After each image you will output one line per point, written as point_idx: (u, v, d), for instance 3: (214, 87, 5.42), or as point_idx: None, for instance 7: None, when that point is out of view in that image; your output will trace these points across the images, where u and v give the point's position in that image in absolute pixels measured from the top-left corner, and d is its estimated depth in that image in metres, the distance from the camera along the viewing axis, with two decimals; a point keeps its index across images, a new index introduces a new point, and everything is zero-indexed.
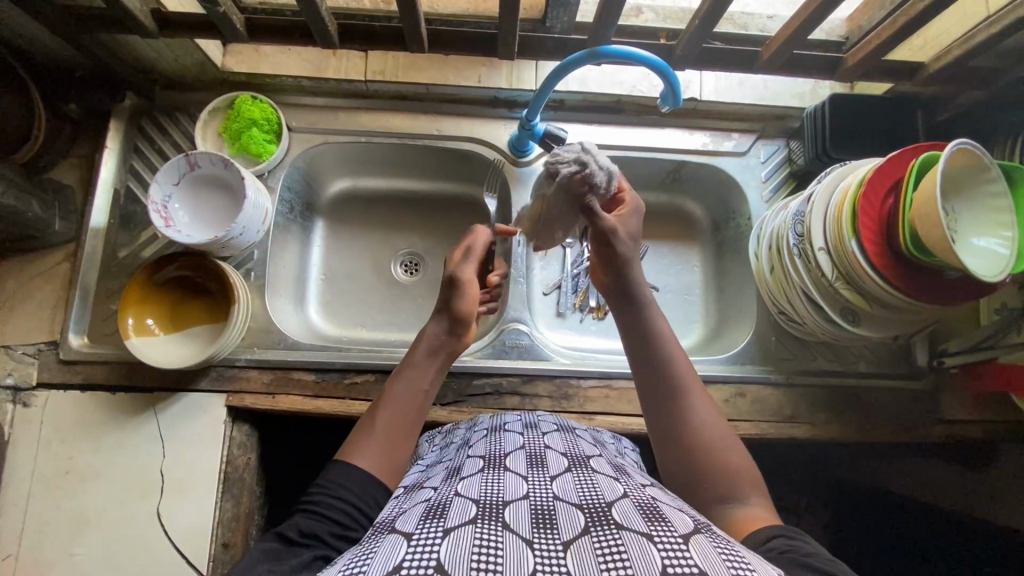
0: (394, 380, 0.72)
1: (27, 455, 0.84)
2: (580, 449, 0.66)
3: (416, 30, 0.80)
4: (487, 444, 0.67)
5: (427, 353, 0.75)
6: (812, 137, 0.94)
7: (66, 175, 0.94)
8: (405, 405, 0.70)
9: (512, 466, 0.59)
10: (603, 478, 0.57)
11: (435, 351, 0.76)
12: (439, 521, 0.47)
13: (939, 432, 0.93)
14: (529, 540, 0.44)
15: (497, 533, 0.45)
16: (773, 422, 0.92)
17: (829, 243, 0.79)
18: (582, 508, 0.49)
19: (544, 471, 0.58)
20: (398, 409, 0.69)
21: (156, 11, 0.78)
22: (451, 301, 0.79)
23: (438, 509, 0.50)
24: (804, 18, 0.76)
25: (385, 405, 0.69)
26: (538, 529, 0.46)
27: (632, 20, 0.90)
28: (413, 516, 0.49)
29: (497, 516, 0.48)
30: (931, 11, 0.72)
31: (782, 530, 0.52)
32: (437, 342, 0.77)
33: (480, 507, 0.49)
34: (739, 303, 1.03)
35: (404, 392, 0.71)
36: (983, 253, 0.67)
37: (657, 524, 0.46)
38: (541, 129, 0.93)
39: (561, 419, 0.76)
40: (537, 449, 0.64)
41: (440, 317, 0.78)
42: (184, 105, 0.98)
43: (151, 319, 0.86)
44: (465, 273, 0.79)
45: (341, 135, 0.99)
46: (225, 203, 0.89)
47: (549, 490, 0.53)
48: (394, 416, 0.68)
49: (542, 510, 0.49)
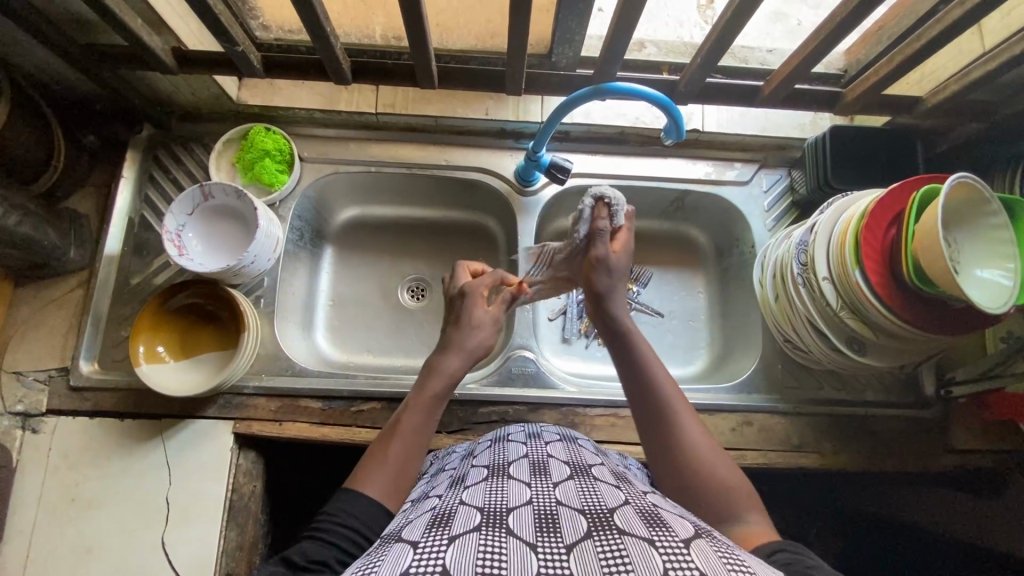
0: (408, 411, 0.70)
1: (34, 482, 0.84)
2: (582, 457, 0.66)
3: (426, 67, 0.82)
4: (490, 455, 0.67)
5: (443, 386, 0.73)
6: (814, 167, 0.95)
7: (82, 204, 0.96)
8: (415, 439, 0.68)
9: (514, 474, 0.59)
10: (605, 485, 0.57)
11: (451, 381, 0.73)
12: (444, 529, 0.47)
13: (948, 461, 0.92)
14: (532, 544, 0.45)
15: (500, 538, 0.45)
16: (781, 451, 0.91)
17: (832, 272, 0.80)
18: (584, 513, 0.49)
19: (547, 478, 0.58)
20: (409, 443, 0.67)
21: (175, 49, 0.81)
22: (475, 344, 0.76)
23: (443, 518, 0.50)
24: (804, 56, 0.78)
25: (396, 439, 0.67)
26: (540, 533, 0.46)
27: (634, 55, 0.93)
28: (419, 526, 0.50)
29: (500, 522, 0.48)
30: (926, 50, 0.74)
31: (783, 543, 0.51)
32: (454, 375, 0.74)
33: (483, 514, 0.50)
34: (745, 330, 1.03)
35: (418, 425, 0.69)
36: (987, 285, 0.68)
37: (659, 530, 0.46)
38: (546, 160, 0.95)
39: (564, 432, 0.76)
40: (539, 457, 0.64)
41: (463, 354, 0.75)
42: (198, 136, 1.00)
43: (162, 346, 0.86)
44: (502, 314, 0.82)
45: (351, 165, 1.01)
46: (238, 232, 0.91)
47: (552, 496, 0.54)
48: (407, 449, 0.67)
49: (545, 514, 0.50)
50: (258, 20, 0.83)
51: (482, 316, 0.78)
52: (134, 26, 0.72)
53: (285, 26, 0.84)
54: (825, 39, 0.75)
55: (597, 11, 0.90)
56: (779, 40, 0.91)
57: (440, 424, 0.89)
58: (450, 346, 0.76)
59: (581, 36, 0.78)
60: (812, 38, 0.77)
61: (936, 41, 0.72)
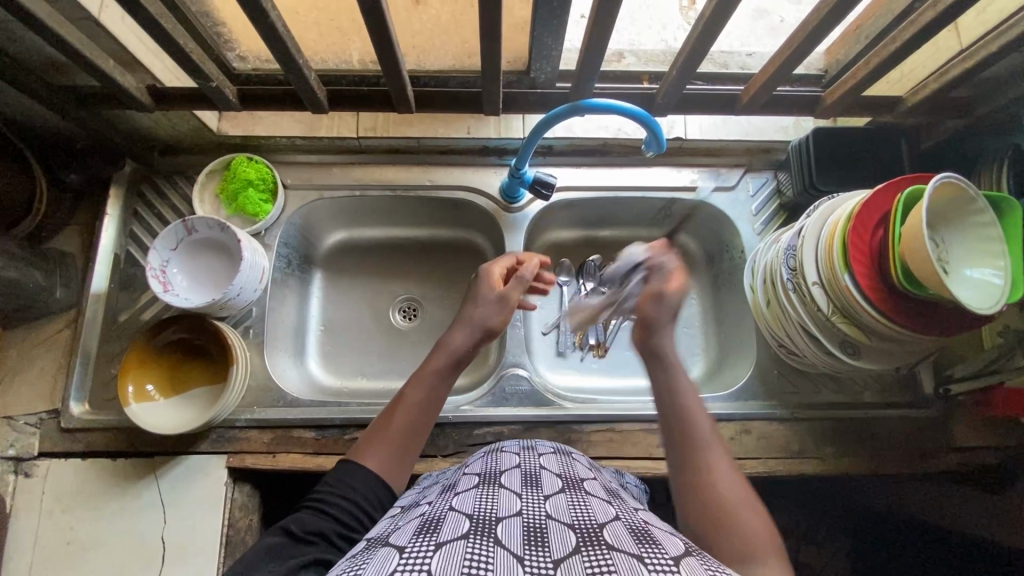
0: (414, 382, 0.69)
1: (29, 526, 0.83)
2: (575, 470, 0.65)
3: (403, 93, 0.82)
4: (483, 463, 0.67)
5: (450, 364, 0.71)
6: (799, 170, 0.95)
7: (68, 243, 0.96)
8: (422, 410, 0.68)
9: (506, 484, 0.59)
10: (597, 499, 0.57)
11: (457, 362, 0.72)
12: (432, 535, 0.47)
13: (952, 460, 0.91)
14: (520, 557, 0.44)
15: (488, 549, 0.45)
16: (782, 458, 0.90)
17: (822, 277, 0.79)
18: (574, 528, 0.49)
19: (538, 489, 0.57)
20: (416, 415, 0.67)
21: (150, 87, 0.80)
22: (480, 316, 0.74)
23: (431, 524, 0.49)
24: (781, 63, 0.77)
25: (402, 407, 0.67)
26: (528, 545, 0.46)
27: (612, 66, 0.93)
28: (407, 531, 0.49)
29: (489, 532, 0.48)
30: (904, 52, 0.74)
31: None
32: (462, 353, 0.72)
33: (472, 522, 0.49)
34: (739, 335, 1.02)
35: (422, 398, 0.68)
36: (977, 283, 0.67)
37: (648, 548, 0.46)
38: (530, 176, 0.94)
39: (558, 443, 0.75)
40: (532, 469, 0.63)
41: (470, 328, 0.74)
42: (181, 168, 1.00)
43: (151, 384, 0.85)
44: (512, 292, 0.77)
45: (335, 190, 1.01)
46: (224, 265, 0.90)
47: (541, 508, 0.53)
48: (413, 419, 0.67)
49: (535, 527, 0.49)
50: (235, 52, 0.82)
51: (489, 293, 0.76)
52: (107, 67, 0.72)
53: (260, 55, 0.83)
54: (800, 45, 0.74)
55: (578, 19, 0.87)
56: (761, 37, 0.90)
57: (435, 448, 0.88)
58: (459, 321, 0.75)
59: (558, 51, 0.78)
60: (788, 45, 0.76)
61: (913, 43, 0.72)
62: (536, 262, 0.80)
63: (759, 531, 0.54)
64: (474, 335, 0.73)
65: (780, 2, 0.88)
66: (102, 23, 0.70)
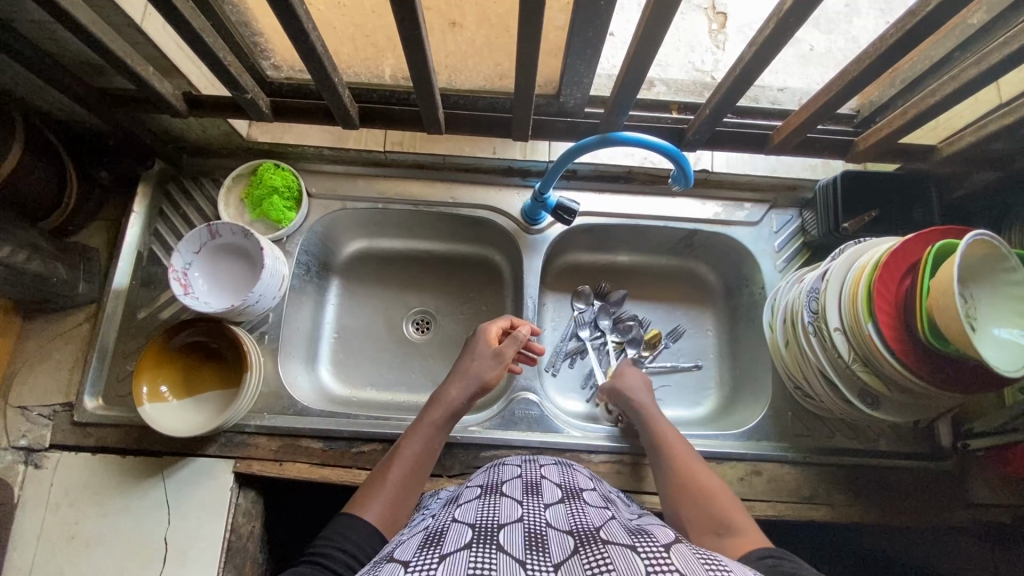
0: (410, 436, 0.74)
1: (35, 518, 0.84)
2: (575, 481, 0.66)
3: (434, 113, 0.83)
4: (484, 475, 0.67)
5: (445, 416, 0.76)
6: (824, 211, 0.94)
7: (93, 238, 0.97)
8: (418, 464, 0.71)
9: (507, 493, 0.59)
10: (594, 507, 0.57)
11: (452, 416, 0.77)
12: (436, 548, 0.47)
13: (965, 516, 0.89)
14: (522, 560, 0.44)
15: (490, 554, 0.44)
16: (790, 502, 0.89)
17: (845, 323, 0.77)
18: (574, 534, 0.49)
19: (538, 498, 0.57)
20: (411, 468, 0.70)
21: (186, 93, 0.82)
22: (476, 371, 0.80)
23: (435, 537, 0.49)
24: (817, 108, 0.77)
25: (399, 460, 0.71)
26: (530, 549, 0.46)
27: (643, 94, 0.93)
28: (411, 545, 0.49)
29: (491, 538, 0.47)
30: (942, 105, 0.73)
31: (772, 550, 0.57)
32: (456, 406, 0.77)
33: (475, 530, 0.49)
34: (754, 371, 1.01)
35: (418, 451, 0.72)
36: (1011, 345, 0.66)
37: (641, 539, 0.47)
38: (553, 201, 0.94)
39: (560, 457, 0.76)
40: (532, 478, 0.63)
41: (465, 383, 0.79)
42: (208, 170, 1.01)
43: (165, 385, 0.86)
44: (506, 349, 0.81)
45: (358, 201, 1.01)
46: (244, 270, 0.91)
47: (542, 516, 0.53)
48: (409, 472, 0.70)
49: (536, 533, 0.49)
50: (269, 60, 0.82)
51: (485, 350, 0.82)
52: (144, 74, 0.73)
53: (295, 66, 0.83)
54: (836, 93, 0.73)
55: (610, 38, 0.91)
56: (790, 65, 0.93)
57: (441, 468, 0.88)
58: (454, 377, 0.80)
59: (591, 79, 0.78)
60: (824, 91, 0.76)
61: (951, 98, 0.71)
62: (531, 326, 0.85)
63: (744, 537, 0.62)
64: (465, 390, 0.78)
65: (811, 30, 0.92)
66: (143, 30, 0.70)
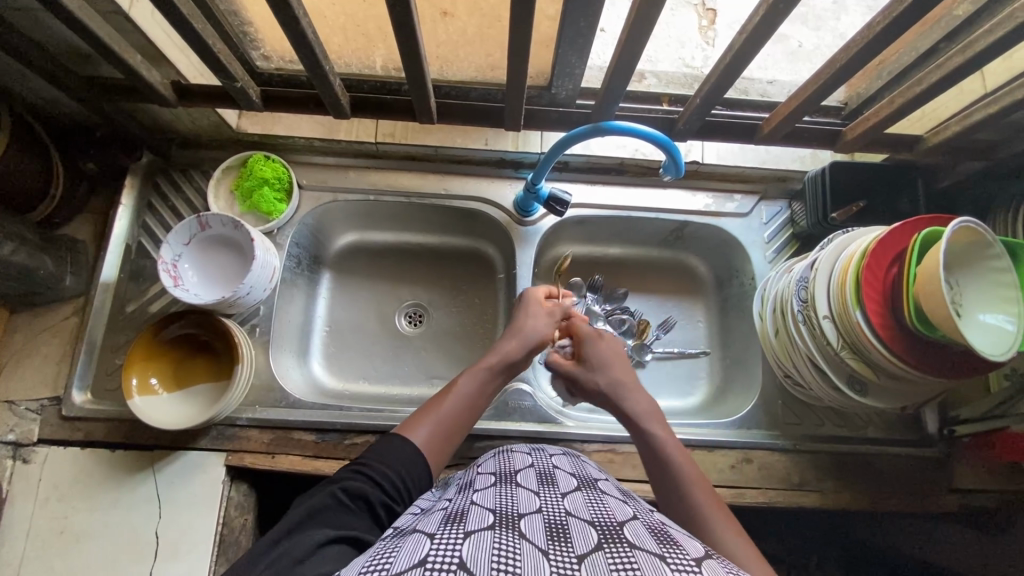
0: (467, 376, 0.75)
1: (24, 513, 0.83)
2: (588, 470, 0.66)
3: (425, 103, 0.83)
4: (496, 462, 0.67)
5: (502, 367, 0.77)
6: (813, 202, 0.95)
7: (80, 230, 0.96)
8: (470, 406, 0.72)
9: (523, 482, 0.59)
10: (613, 500, 0.57)
11: (509, 367, 0.77)
12: (460, 525, 0.47)
13: (952, 501, 0.90)
14: (545, 549, 0.44)
15: (514, 541, 0.45)
16: (781, 489, 0.90)
17: (834, 311, 0.78)
18: (595, 526, 0.49)
19: (555, 488, 0.58)
20: (464, 407, 0.72)
21: (174, 83, 0.81)
22: (534, 328, 0.81)
23: (457, 516, 0.49)
24: (805, 98, 0.78)
25: (453, 398, 0.72)
26: (553, 540, 0.46)
27: (635, 86, 0.93)
28: (434, 520, 0.50)
29: (513, 526, 0.48)
30: (927, 95, 0.74)
31: None
32: (513, 359, 0.78)
33: (497, 515, 0.49)
34: (744, 362, 1.02)
35: (474, 394, 0.73)
36: (992, 331, 0.67)
37: (670, 548, 0.46)
38: (545, 192, 0.94)
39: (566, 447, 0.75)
40: (546, 468, 0.63)
41: (523, 339, 0.79)
42: (197, 163, 1.00)
43: (155, 378, 0.85)
44: (561, 307, 0.83)
45: (349, 193, 1.01)
46: (234, 262, 0.90)
47: (561, 506, 0.53)
48: (462, 410, 0.72)
49: (556, 524, 0.49)
50: (259, 50, 0.82)
51: (539, 309, 0.84)
52: (133, 62, 0.72)
53: (284, 56, 0.83)
54: (824, 83, 0.74)
55: (600, 32, 0.90)
56: (779, 61, 0.93)
57: None
58: (512, 331, 0.81)
59: (581, 70, 0.78)
60: (813, 81, 0.76)
61: (936, 88, 0.72)
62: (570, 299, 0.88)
63: None
64: (521, 340, 0.79)
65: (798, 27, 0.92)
66: (131, 18, 0.69)
